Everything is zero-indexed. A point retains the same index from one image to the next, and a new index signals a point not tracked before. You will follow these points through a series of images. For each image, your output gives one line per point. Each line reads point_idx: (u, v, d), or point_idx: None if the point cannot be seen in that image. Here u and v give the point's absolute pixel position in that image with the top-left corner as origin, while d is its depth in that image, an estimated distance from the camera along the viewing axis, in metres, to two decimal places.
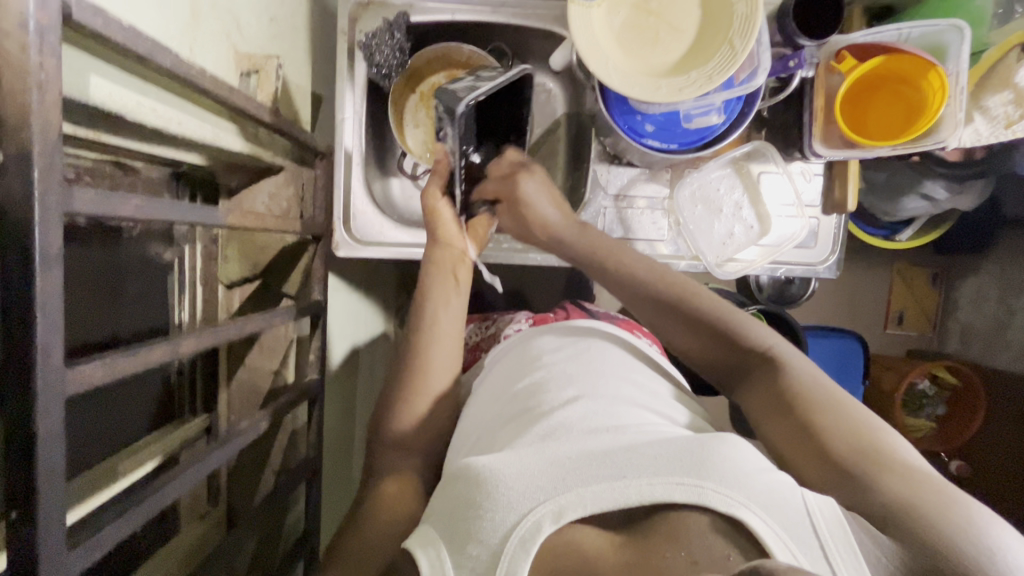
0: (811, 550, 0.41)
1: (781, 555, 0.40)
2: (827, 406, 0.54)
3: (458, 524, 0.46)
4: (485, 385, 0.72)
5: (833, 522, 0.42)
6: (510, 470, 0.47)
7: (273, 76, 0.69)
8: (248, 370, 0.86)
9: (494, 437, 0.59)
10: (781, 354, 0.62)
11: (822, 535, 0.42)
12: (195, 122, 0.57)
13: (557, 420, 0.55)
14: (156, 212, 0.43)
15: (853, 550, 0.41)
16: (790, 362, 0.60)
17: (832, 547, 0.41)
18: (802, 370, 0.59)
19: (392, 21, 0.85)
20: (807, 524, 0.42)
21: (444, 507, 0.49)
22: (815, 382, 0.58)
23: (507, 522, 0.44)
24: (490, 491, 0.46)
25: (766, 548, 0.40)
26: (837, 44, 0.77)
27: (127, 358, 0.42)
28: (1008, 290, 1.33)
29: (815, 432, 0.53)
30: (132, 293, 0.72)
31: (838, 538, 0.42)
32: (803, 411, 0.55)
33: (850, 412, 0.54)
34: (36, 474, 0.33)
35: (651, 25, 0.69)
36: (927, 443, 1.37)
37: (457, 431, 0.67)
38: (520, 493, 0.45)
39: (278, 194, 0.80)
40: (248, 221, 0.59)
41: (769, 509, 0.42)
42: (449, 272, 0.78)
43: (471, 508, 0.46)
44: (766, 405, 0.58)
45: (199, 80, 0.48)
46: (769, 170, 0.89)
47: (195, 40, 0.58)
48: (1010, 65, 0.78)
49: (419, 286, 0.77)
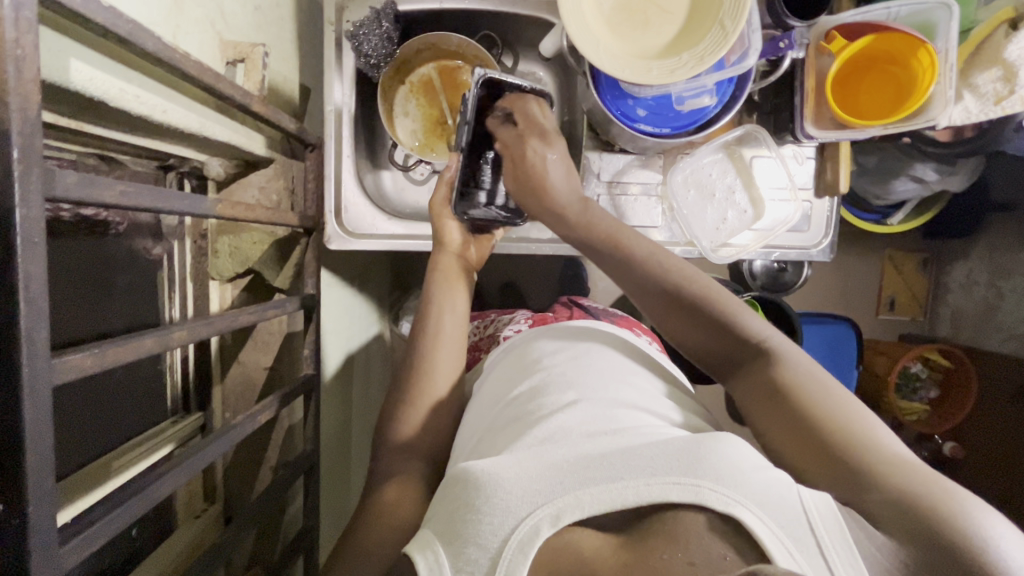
0: (814, 549, 0.41)
1: (778, 555, 0.40)
2: (831, 401, 0.54)
3: (454, 526, 0.46)
4: (484, 390, 0.72)
5: (829, 517, 0.42)
6: (507, 475, 0.47)
7: (260, 64, 0.67)
8: (241, 366, 0.86)
9: (492, 443, 0.59)
10: (782, 350, 0.61)
11: (820, 531, 0.42)
12: (182, 111, 0.56)
13: (551, 426, 0.55)
14: (143, 199, 0.43)
15: (854, 548, 0.41)
16: (788, 356, 0.60)
17: (831, 545, 0.41)
18: (800, 364, 0.58)
19: (380, 10, 0.84)
20: (806, 522, 0.42)
21: (440, 512, 0.49)
22: (821, 377, 0.57)
23: (505, 526, 0.44)
24: (488, 494, 0.46)
25: (764, 549, 0.40)
26: (827, 24, 0.77)
27: (117, 347, 0.41)
28: (997, 274, 1.35)
29: (819, 425, 0.52)
30: (121, 288, 0.71)
31: (837, 536, 0.41)
32: (805, 409, 0.54)
33: (849, 405, 0.54)
34: (24, 465, 0.32)
35: (641, 7, 0.68)
36: (921, 426, 1.39)
37: (455, 441, 0.67)
38: (517, 496, 0.45)
39: (268, 187, 0.82)
40: (238, 211, 0.58)
41: (765, 505, 0.42)
42: (453, 275, 0.80)
43: (468, 511, 0.46)
44: (766, 402, 0.57)
45: (183, 65, 0.47)
46: (761, 154, 0.89)
47: (179, 25, 0.56)
48: (1000, 41, 0.77)
49: (426, 290, 0.78)
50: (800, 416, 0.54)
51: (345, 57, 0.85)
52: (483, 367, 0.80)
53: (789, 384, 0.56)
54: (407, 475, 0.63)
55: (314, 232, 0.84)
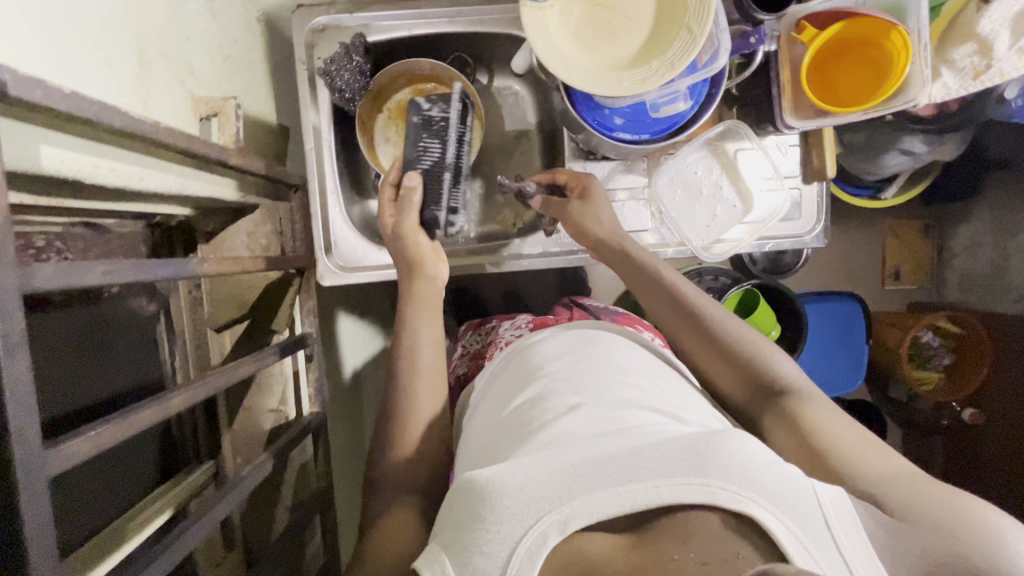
0: (829, 543, 0.44)
1: (796, 555, 0.42)
2: (849, 434, 0.59)
3: (463, 536, 0.47)
4: (487, 396, 0.72)
5: (846, 517, 0.46)
6: (512, 480, 0.48)
7: (233, 117, 0.67)
8: (248, 412, 0.86)
9: (497, 450, 0.59)
10: (806, 388, 0.66)
11: (835, 528, 0.45)
12: (159, 175, 0.56)
13: (558, 429, 0.56)
14: (124, 275, 0.43)
15: (865, 537, 0.45)
16: (811, 395, 0.65)
17: (844, 538, 0.44)
18: (822, 404, 0.63)
19: (348, 44, 0.84)
20: (823, 519, 0.45)
21: (451, 520, 0.50)
22: (837, 414, 0.62)
23: (514, 534, 0.45)
24: (494, 503, 0.47)
25: (780, 547, 0.43)
26: (795, 15, 0.76)
27: (115, 426, 0.41)
28: (1001, 234, 1.34)
29: (836, 450, 0.57)
30: (120, 350, 0.73)
31: (852, 531, 0.45)
32: (822, 437, 0.59)
33: (865, 438, 0.59)
34: (28, 562, 0.32)
35: (608, 19, 0.68)
36: (937, 394, 1.36)
37: (460, 449, 0.68)
38: (524, 504, 0.46)
39: (256, 232, 0.84)
40: (225, 267, 0.59)
41: (775, 501, 0.44)
42: (427, 309, 0.76)
43: (475, 521, 0.47)
44: (785, 424, 0.62)
45: (152, 134, 0.47)
46: (744, 147, 0.89)
47: (148, 91, 0.56)
48: (971, 16, 0.76)
49: (399, 317, 0.76)
50: (817, 440, 0.59)
51: (320, 93, 0.85)
52: (482, 379, 0.79)
53: (808, 413, 0.62)
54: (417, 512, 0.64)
55: (306, 271, 0.84)
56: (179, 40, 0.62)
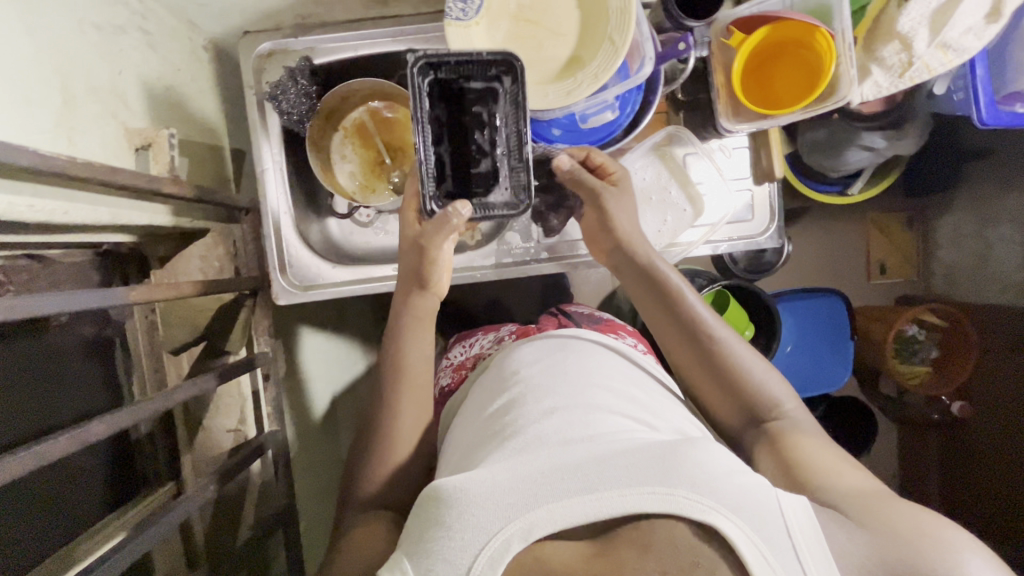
0: (788, 551, 0.44)
1: (756, 567, 0.42)
2: (831, 463, 0.59)
3: (425, 544, 0.47)
4: (467, 407, 0.72)
5: (809, 531, 0.46)
6: (479, 488, 0.48)
7: (167, 146, 0.69)
8: (207, 432, 0.88)
9: (469, 457, 0.60)
10: (792, 416, 0.66)
11: (796, 536, 0.45)
12: (86, 208, 0.58)
13: (530, 437, 0.56)
14: (34, 309, 0.44)
15: (827, 553, 0.45)
16: (798, 427, 0.64)
17: (805, 550, 0.44)
18: (808, 436, 0.63)
19: (294, 68, 0.86)
20: (784, 527, 0.45)
21: (416, 528, 0.49)
22: (821, 445, 0.62)
23: (475, 541, 0.45)
24: (459, 511, 0.47)
25: (740, 556, 0.43)
26: (725, 20, 0.76)
27: (25, 458, 0.42)
28: (983, 224, 1.32)
29: (819, 479, 0.57)
30: (72, 378, 0.74)
31: (813, 542, 0.45)
32: (805, 465, 0.59)
33: (848, 468, 0.59)
34: None
35: (533, 33, 0.69)
36: (927, 389, 1.34)
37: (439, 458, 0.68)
38: (489, 512, 0.46)
39: (209, 255, 0.84)
40: (157, 292, 0.60)
41: (737, 511, 0.44)
42: (427, 324, 0.74)
43: (437, 529, 0.47)
44: (772, 451, 0.62)
45: (65, 169, 0.49)
46: (690, 151, 0.89)
47: (75, 126, 0.58)
48: (893, 14, 0.76)
49: (392, 327, 0.74)
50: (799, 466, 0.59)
51: (269, 118, 0.87)
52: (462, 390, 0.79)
53: (795, 442, 0.62)
54: (358, 527, 0.65)
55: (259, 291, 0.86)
56: (111, 75, 0.64)
